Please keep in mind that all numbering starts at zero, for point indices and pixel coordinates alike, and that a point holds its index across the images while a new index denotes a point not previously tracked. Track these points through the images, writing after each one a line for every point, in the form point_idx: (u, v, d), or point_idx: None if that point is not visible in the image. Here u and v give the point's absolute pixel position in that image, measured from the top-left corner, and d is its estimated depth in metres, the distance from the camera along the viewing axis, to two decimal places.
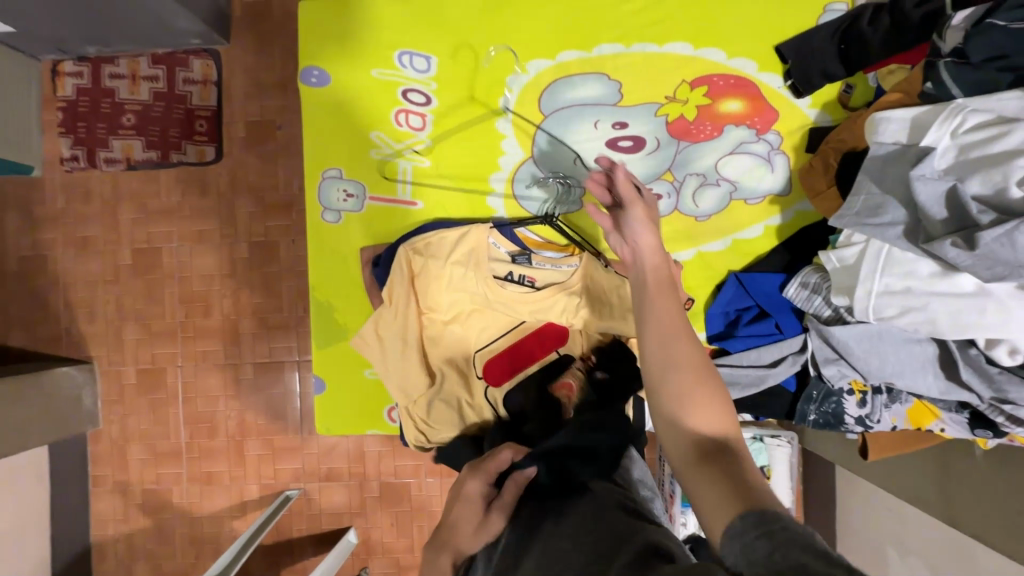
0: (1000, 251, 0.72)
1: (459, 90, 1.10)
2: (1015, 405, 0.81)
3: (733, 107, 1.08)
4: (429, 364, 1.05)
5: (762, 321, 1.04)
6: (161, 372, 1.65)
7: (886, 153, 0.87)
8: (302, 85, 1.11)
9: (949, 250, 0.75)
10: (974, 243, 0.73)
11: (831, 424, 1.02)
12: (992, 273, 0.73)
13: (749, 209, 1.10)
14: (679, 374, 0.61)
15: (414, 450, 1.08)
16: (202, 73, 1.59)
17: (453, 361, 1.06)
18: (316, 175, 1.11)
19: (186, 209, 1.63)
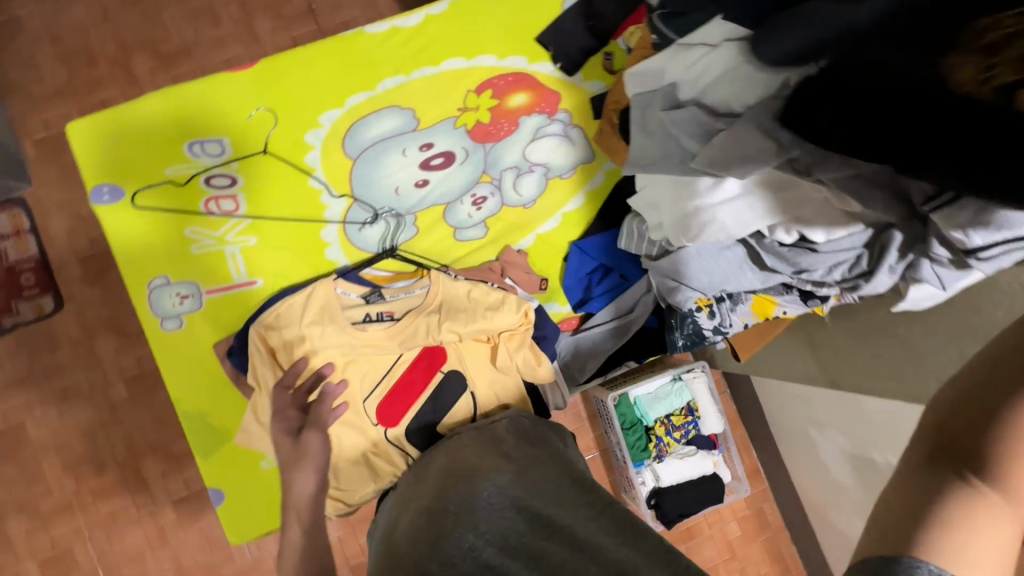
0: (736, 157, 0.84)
1: (263, 162, 1.10)
2: (810, 272, 0.95)
3: (519, 100, 1.17)
4: None
5: (609, 278, 1.15)
6: (69, 553, 1.47)
7: (643, 102, 1.02)
8: (96, 205, 1.06)
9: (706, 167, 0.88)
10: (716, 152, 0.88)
11: (697, 342, 1.11)
12: (744, 175, 0.85)
13: (566, 183, 1.19)
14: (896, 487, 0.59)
15: (338, 518, 1.06)
16: (12, 225, 1.46)
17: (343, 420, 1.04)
18: (140, 289, 1.06)
19: (38, 371, 1.48)
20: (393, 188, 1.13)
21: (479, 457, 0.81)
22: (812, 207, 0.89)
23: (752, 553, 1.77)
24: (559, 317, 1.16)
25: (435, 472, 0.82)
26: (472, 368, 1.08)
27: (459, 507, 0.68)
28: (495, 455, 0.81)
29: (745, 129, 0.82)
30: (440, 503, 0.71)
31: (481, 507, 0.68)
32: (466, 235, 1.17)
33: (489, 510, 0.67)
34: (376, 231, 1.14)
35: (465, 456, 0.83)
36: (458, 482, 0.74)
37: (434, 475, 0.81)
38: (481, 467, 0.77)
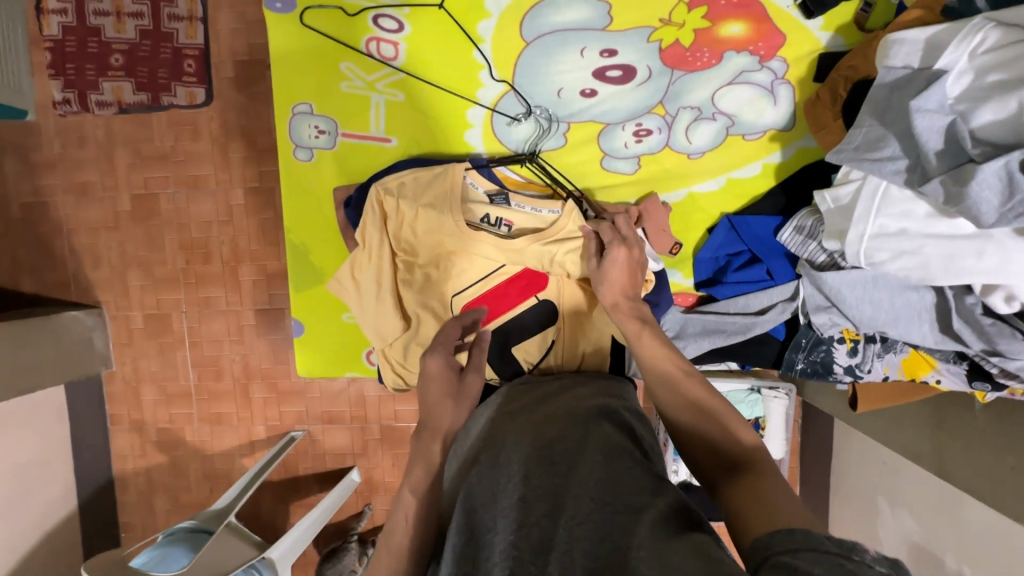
0: (986, 197, 0.66)
1: (433, 16, 1.00)
2: (1003, 357, 0.76)
3: (734, 30, 0.96)
4: (404, 309, 1.02)
5: (752, 267, 1.00)
6: (167, 317, 1.68)
7: (894, 80, 0.78)
8: (267, 10, 1.02)
9: (937, 195, 0.71)
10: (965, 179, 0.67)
11: (819, 374, 0.98)
12: (992, 221, 0.66)
13: (746, 147, 1.02)
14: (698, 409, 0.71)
15: (393, 390, 1.09)
16: (187, 9, 1.50)
17: (428, 307, 1.02)
18: (285, 110, 1.06)
19: (179, 154, 1.59)
20: (556, 89, 1.02)
21: (510, 421, 0.77)
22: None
23: None
24: (677, 289, 1.07)
25: (500, 417, 0.80)
26: (569, 308, 1.02)
27: (486, 494, 0.65)
28: (532, 419, 0.75)
29: (1011, 158, 0.64)
30: (492, 454, 0.70)
31: (517, 459, 0.66)
32: (614, 165, 1.05)
33: (504, 491, 0.63)
34: (523, 129, 1.05)
35: (533, 406, 0.80)
36: (485, 457, 0.71)
37: (484, 435, 0.78)
38: (530, 422, 0.74)
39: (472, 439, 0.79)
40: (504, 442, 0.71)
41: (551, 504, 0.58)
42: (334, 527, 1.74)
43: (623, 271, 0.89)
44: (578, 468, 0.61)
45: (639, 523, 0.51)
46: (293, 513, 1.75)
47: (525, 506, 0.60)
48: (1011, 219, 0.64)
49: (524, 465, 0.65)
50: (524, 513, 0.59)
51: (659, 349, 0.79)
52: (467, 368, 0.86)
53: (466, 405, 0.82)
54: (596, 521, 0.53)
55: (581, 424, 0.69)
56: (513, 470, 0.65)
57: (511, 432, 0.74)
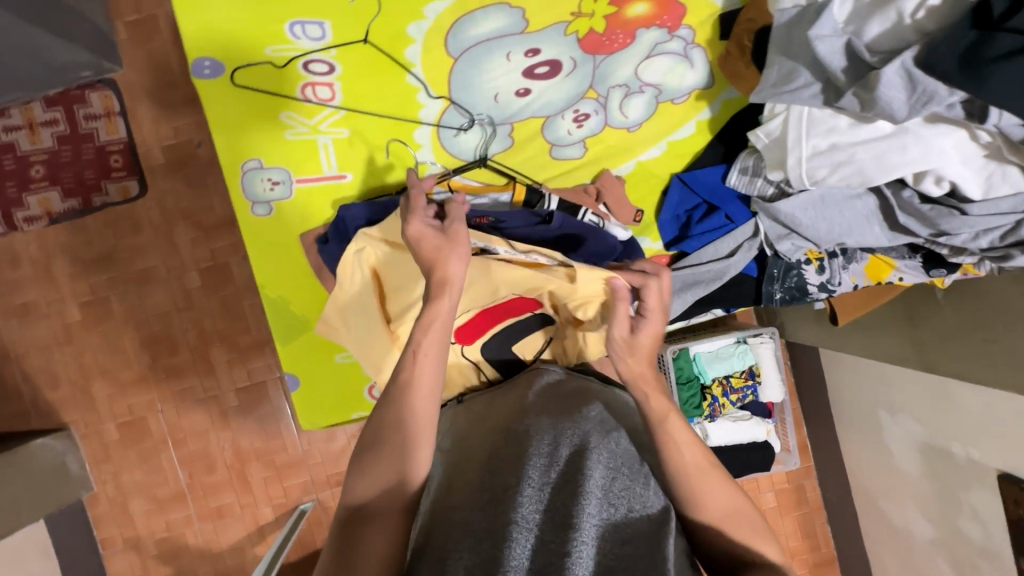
0: (894, 95, 0.73)
1: (361, 52, 1.04)
2: (950, 236, 0.85)
3: (639, 10, 1.04)
4: (390, 328, 0.97)
5: (711, 215, 1.06)
6: (143, 420, 1.60)
7: (789, 18, 0.86)
8: (196, 79, 1.03)
9: (853, 105, 0.78)
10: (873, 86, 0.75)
11: (797, 298, 1.05)
12: (905, 114, 0.74)
13: (676, 110, 1.09)
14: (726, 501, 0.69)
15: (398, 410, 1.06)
16: (104, 106, 1.49)
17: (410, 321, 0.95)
18: (234, 171, 1.06)
19: (123, 250, 1.55)
20: (493, 94, 1.07)
21: (533, 400, 0.80)
22: (974, 164, 0.77)
23: (784, 526, 1.73)
24: (650, 253, 1.12)
25: (518, 395, 0.83)
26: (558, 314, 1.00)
27: (510, 465, 0.68)
28: (557, 401, 0.80)
29: (905, 57, 0.72)
30: (521, 429, 0.73)
31: (549, 442, 0.70)
32: (562, 153, 1.11)
33: (538, 465, 0.67)
34: (469, 137, 1.09)
35: (552, 391, 0.83)
36: (513, 430, 0.74)
37: (503, 406, 0.81)
38: (558, 408, 0.77)
39: (491, 407, 0.83)
40: (531, 418, 0.75)
41: (570, 493, 0.64)
42: None
43: (653, 340, 0.77)
44: (614, 473, 0.68)
45: (658, 540, 0.62)
46: None
47: (557, 488, 0.65)
48: (920, 108, 0.73)
49: (558, 446, 0.69)
50: (560, 494, 0.64)
51: (687, 435, 0.71)
52: (450, 219, 0.78)
53: (460, 243, 0.76)
54: (625, 531, 0.63)
55: (606, 420, 0.76)
56: (546, 446, 0.70)
57: (539, 409, 0.78)
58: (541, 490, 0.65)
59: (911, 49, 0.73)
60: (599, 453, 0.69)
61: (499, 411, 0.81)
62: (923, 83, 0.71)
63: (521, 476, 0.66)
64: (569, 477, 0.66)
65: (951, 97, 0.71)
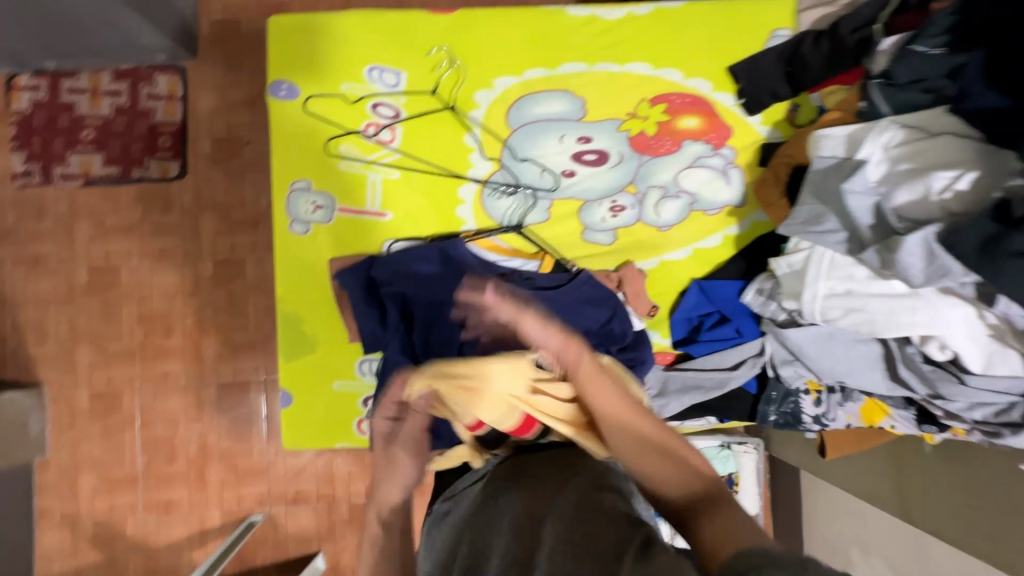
0: (912, 262, 0.79)
1: (428, 104, 1.12)
2: (945, 400, 0.88)
3: (689, 123, 1.14)
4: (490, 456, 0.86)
5: (722, 326, 1.10)
6: (117, 395, 1.58)
7: (826, 165, 0.93)
8: (271, 97, 1.11)
9: (874, 261, 0.83)
10: (894, 249, 0.80)
11: (790, 424, 1.07)
12: (920, 282, 0.79)
13: (706, 220, 1.15)
14: (623, 435, 0.67)
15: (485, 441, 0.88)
16: (167, 89, 1.56)
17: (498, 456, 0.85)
18: (283, 188, 1.11)
19: (147, 226, 1.58)
20: (540, 168, 1.13)
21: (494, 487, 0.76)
22: (978, 338, 0.81)
23: None
24: (658, 348, 1.14)
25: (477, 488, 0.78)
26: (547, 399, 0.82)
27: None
28: (519, 483, 0.73)
29: (927, 231, 0.78)
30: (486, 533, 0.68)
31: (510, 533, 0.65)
32: (592, 237, 1.15)
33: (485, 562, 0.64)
34: (507, 203, 1.14)
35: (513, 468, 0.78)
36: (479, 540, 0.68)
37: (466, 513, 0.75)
38: (519, 483, 0.72)
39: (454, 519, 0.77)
40: (493, 502, 0.72)
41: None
42: None
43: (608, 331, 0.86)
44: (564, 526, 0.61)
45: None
46: None
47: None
48: (935, 278, 0.77)
49: (517, 534, 0.64)
50: None
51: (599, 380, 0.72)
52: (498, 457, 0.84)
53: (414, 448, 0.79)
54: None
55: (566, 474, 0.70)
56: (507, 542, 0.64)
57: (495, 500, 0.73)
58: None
59: (934, 225, 0.79)
60: (550, 517, 0.63)
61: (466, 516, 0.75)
62: (943, 260, 0.76)
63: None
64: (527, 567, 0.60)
65: (966, 277, 0.76)
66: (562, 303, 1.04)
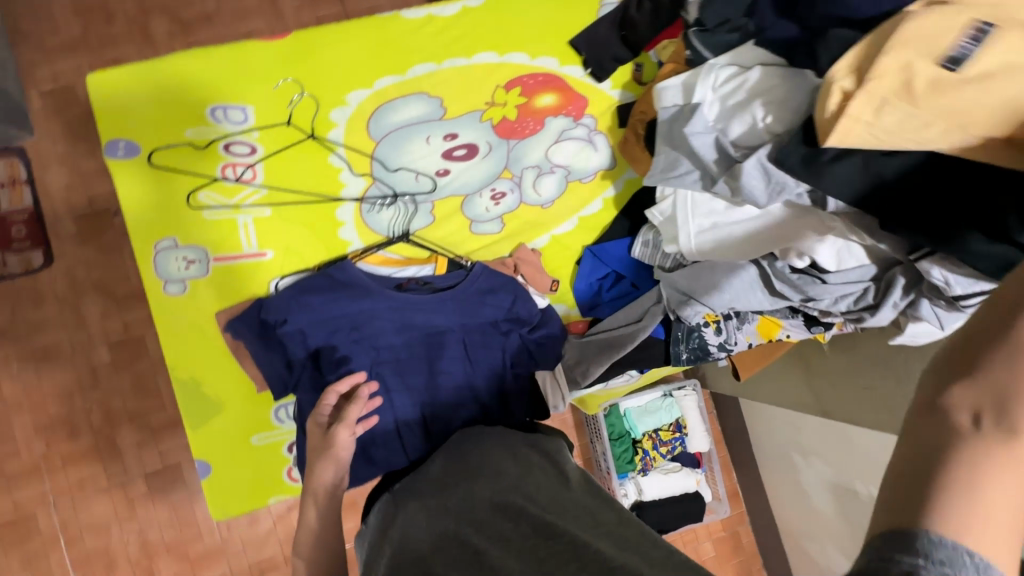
0: (755, 184, 0.87)
1: (283, 133, 1.08)
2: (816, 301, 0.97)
3: (547, 100, 1.17)
4: None
5: (620, 284, 1.19)
6: (31, 517, 1.33)
7: (670, 114, 1.00)
8: (108, 158, 1.03)
9: (726, 189, 0.92)
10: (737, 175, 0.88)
11: (700, 357, 1.13)
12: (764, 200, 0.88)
13: (584, 188, 1.20)
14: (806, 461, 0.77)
15: None
16: (9, 173, 1.32)
17: None
18: (146, 249, 1.04)
19: (20, 324, 1.34)
20: (414, 174, 1.13)
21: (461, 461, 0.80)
22: (828, 238, 0.90)
23: None
24: (568, 319, 1.20)
25: (444, 468, 0.79)
26: None
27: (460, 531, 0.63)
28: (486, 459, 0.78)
29: (760, 154, 0.87)
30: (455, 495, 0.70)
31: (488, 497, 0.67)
32: (481, 228, 1.17)
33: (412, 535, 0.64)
34: (389, 214, 1.13)
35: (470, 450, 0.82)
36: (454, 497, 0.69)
37: (427, 487, 0.75)
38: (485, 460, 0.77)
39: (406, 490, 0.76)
40: (459, 479, 0.74)
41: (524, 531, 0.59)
42: None
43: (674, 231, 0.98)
44: (495, 506, 0.65)
45: (558, 559, 0.53)
46: None
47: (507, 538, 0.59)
48: (776, 193, 0.87)
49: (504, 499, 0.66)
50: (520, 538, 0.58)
51: None
52: None
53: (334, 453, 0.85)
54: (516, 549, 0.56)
55: (529, 475, 0.72)
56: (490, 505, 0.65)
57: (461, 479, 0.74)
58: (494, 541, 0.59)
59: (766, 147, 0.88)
60: (532, 492, 0.67)
61: (437, 482, 0.76)
62: (776, 176, 0.86)
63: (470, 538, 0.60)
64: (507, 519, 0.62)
65: (800, 188, 0.86)
66: (460, 299, 1.05)
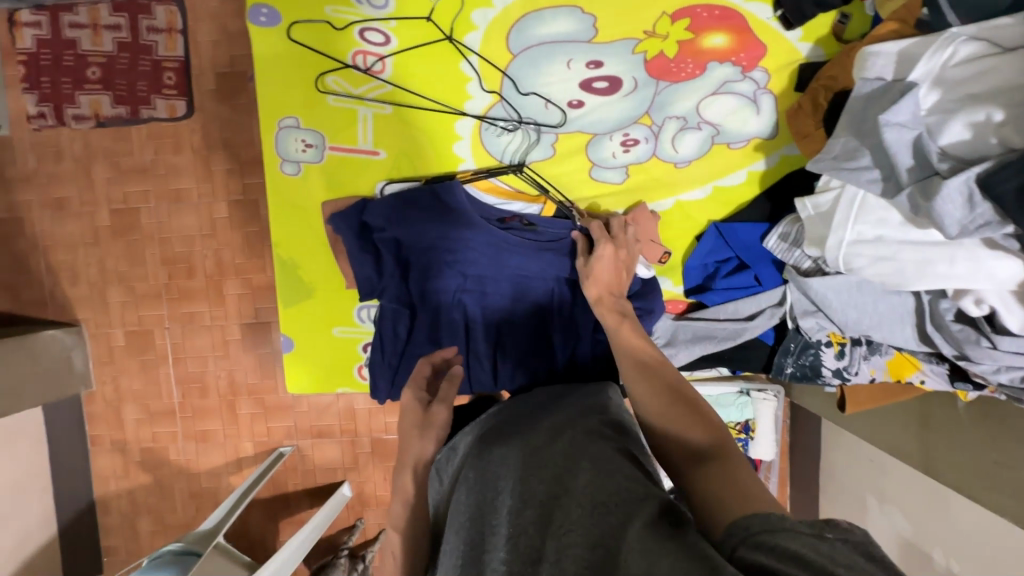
0: (949, 211, 0.68)
1: (420, 28, 1.01)
2: (970, 362, 0.80)
3: (717, 42, 0.99)
4: None
5: (740, 274, 1.03)
6: (150, 334, 1.53)
7: (870, 90, 0.80)
8: (251, 25, 1.02)
9: (906, 206, 0.75)
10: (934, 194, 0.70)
11: (808, 377, 1.01)
12: (954, 232, 0.69)
13: (730, 155, 1.04)
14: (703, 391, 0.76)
15: None
16: (167, 20, 1.37)
17: None
18: (271, 125, 1.05)
19: (161, 165, 1.45)
20: (544, 100, 1.02)
21: (509, 416, 0.80)
22: (1010, 295, 0.71)
23: None
24: (668, 296, 1.09)
25: (496, 420, 0.80)
26: None
27: (491, 499, 0.65)
28: (532, 418, 0.76)
29: (972, 172, 0.67)
30: (496, 450, 0.71)
31: (520, 458, 0.66)
32: (601, 175, 1.06)
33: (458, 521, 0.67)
34: (508, 139, 1.05)
35: (525, 407, 0.82)
36: (491, 456, 0.70)
37: (476, 439, 0.78)
38: (532, 419, 0.76)
39: (467, 439, 0.80)
40: (501, 433, 0.75)
41: (547, 502, 0.58)
42: (326, 543, 1.63)
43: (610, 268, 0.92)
44: (521, 465, 0.65)
45: (575, 538, 0.51)
46: (283, 531, 1.63)
47: (529, 505, 0.58)
48: (972, 230, 0.68)
49: (532, 459, 0.65)
50: (544, 510, 0.57)
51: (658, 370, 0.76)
52: None
53: (432, 434, 0.86)
54: (538, 523, 0.56)
55: (557, 427, 0.70)
56: (517, 467, 0.65)
57: (502, 436, 0.74)
58: (515, 509, 0.59)
59: (982, 164, 0.68)
60: (562, 449, 0.64)
61: (485, 434, 0.77)
62: (983, 207, 0.67)
63: (501, 507, 0.62)
64: (531, 482, 0.61)
65: (1008, 229, 0.67)
66: (560, 253, 0.98)
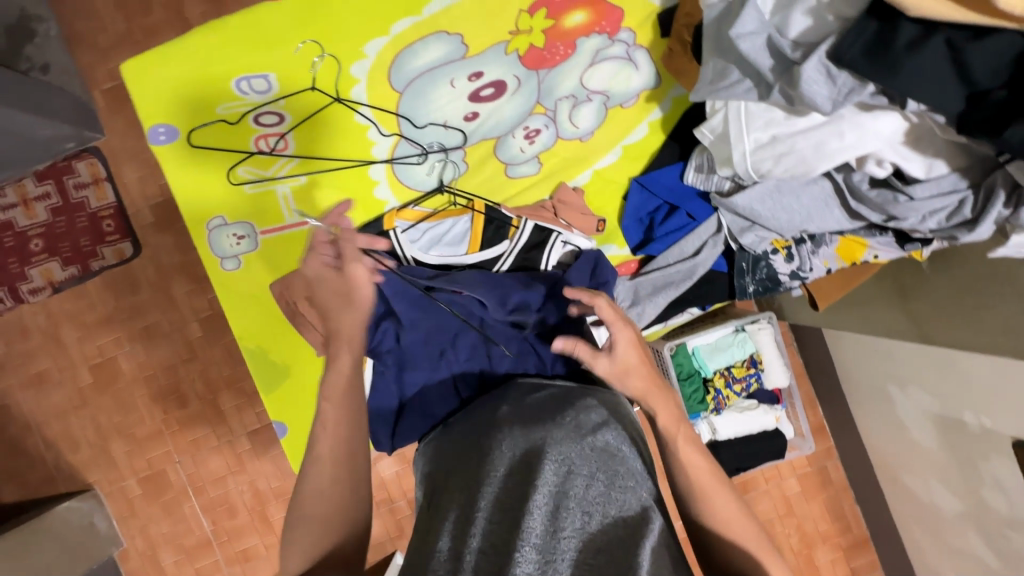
0: (817, 91, 0.73)
1: (309, 98, 1.04)
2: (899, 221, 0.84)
3: (577, 19, 1.01)
4: None
5: (673, 216, 1.07)
6: (163, 474, 1.52)
7: (718, 13, 0.84)
8: (154, 145, 1.05)
9: (781, 100, 0.79)
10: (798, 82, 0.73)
11: (770, 289, 1.05)
12: (827, 107, 0.73)
13: (626, 114, 1.10)
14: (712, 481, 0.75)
15: None
16: (91, 173, 1.42)
17: None
18: (200, 229, 1.09)
19: (125, 309, 1.48)
20: (442, 123, 1.07)
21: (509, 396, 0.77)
22: (902, 145, 0.76)
23: (811, 511, 1.61)
24: (617, 260, 1.13)
25: (496, 403, 0.77)
26: None
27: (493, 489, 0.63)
28: (534, 400, 0.74)
29: (821, 52, 0.72)
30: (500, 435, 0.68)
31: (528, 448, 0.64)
32: (517, 171, 1.13)
33: (456, 484, 0.67)
34: (423, 168, 1.10)
35: (525, 388, 0.78)
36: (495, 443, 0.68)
37: (476, 419, 0.75)
38: (533, 401, 0.73)
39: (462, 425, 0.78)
40: (506, 414, 0.72)
41: (551, 507, 0.59)
42: None
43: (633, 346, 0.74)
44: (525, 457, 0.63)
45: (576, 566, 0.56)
46: None
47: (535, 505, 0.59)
48: (842, 99, 0.73)
49: (537, 451, 0.64)
50: (544, 515, 0.59)
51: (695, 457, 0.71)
52: None
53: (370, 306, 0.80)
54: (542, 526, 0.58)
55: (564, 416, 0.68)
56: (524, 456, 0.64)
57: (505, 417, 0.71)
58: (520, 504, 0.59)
59: (828, 41, 0.72)
60: (571, 449, 0.64)
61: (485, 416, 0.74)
62: (843, 76, 0.71)
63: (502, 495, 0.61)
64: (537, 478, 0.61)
65: (869, 88, 0.71)
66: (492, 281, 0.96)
